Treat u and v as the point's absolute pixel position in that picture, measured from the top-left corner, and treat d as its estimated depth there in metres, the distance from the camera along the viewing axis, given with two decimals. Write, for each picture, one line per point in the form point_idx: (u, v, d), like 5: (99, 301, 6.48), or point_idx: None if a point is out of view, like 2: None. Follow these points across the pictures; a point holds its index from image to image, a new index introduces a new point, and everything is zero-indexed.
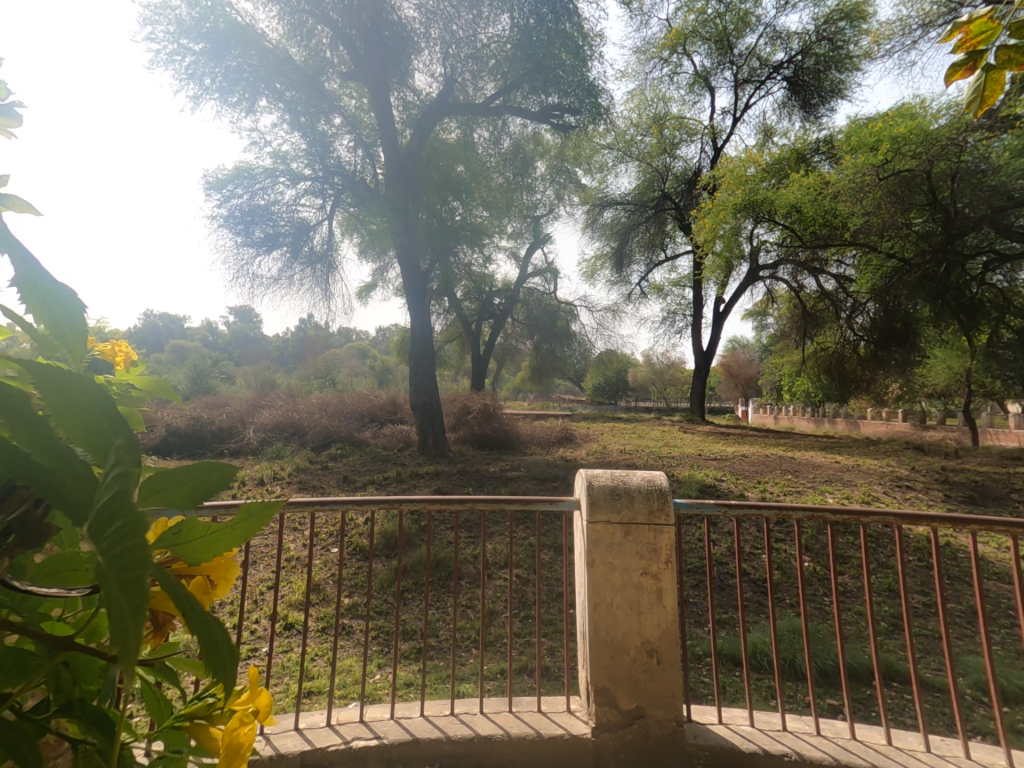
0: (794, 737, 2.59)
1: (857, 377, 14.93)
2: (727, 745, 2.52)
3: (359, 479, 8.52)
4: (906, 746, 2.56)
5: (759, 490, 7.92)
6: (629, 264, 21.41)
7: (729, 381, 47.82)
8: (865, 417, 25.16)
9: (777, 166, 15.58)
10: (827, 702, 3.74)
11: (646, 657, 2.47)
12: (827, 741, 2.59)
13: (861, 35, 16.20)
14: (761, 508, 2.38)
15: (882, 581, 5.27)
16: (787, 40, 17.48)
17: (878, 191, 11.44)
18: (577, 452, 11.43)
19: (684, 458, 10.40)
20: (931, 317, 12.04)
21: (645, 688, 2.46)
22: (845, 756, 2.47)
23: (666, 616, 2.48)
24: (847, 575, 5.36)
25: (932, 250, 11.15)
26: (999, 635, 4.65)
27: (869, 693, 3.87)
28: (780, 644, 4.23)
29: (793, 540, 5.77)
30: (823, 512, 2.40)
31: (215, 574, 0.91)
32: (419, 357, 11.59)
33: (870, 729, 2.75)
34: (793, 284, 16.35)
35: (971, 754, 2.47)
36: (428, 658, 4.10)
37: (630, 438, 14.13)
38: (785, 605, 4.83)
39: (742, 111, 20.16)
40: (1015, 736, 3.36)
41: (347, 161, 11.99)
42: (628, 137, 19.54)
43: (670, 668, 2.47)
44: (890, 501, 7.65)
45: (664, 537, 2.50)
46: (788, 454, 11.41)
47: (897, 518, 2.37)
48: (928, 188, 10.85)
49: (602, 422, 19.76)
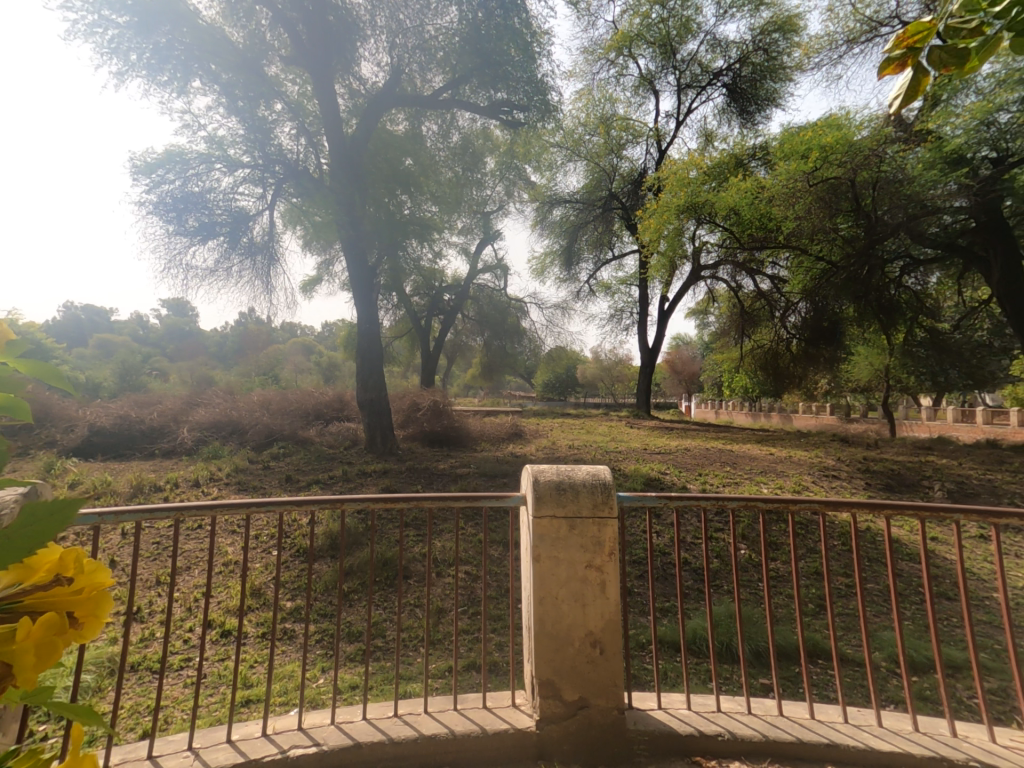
0: (727, 717, 2.70)
1: (790, 373, 15.64)
2: (665, 730, 2.60)
3: (302, 479, 8.27)
4: (827, 719, 2.73)
5: (701, 482, 8.22)
6: (579, 262, 21.69)
7: (673, 378, 49.38)
8: (798, 412, 26.66)
9: (718, 170, 16.16)
10: (759, 681, 3.96)
11: (590, 648, 2.51)
12: (757, 719, 2.71)
13: (793, 48, 16.92)
14: (695, 502, 2.45)
15: (811, 565, 5.61)
16: (726, 48, 18.16)
17: (808, 196, 12.04)
18: (527, 448, 11.53)
19: (631, 453, 10.66)
20: (855, 315, 12.98)
21: (587, 679, 2.51)
22: (773, 732, 2.59)
23: (609, 607, 2.53)
24: (779, 560, 5.67)
25: (857, 253, 11.84)
26: (910, 611, 5.05)
27: (797, 670, 4.12)
28: (717, 630, 4.43)
29: (728, 529, 6.03)
30: (756, 502, 2.48)
31: (82, 612, 0.85)
32: (368, 353, 11.29)
33: (796, 705, 2.91)
34: (734, 284, 17.02)
35: (882, 722, 2.68)
36: (372, 659, 4.03)
37: (579, 433, 14.39)
38: (723, 591, 5.08)
39: (685, 114, 20.80)
40: (922, 702, 3.67)
41: (289, 149, 11.55)
42: (576, 136, 19.68)
43: (613, 658, 2.53)
44: (819, 490, 8.13)
45: (608, 531, 2.55)
46: (728, 447, 11.91)
47: (822, 504, 2.48)
48: (854, 194, 11.54)
49: (553, 418, 19.89)
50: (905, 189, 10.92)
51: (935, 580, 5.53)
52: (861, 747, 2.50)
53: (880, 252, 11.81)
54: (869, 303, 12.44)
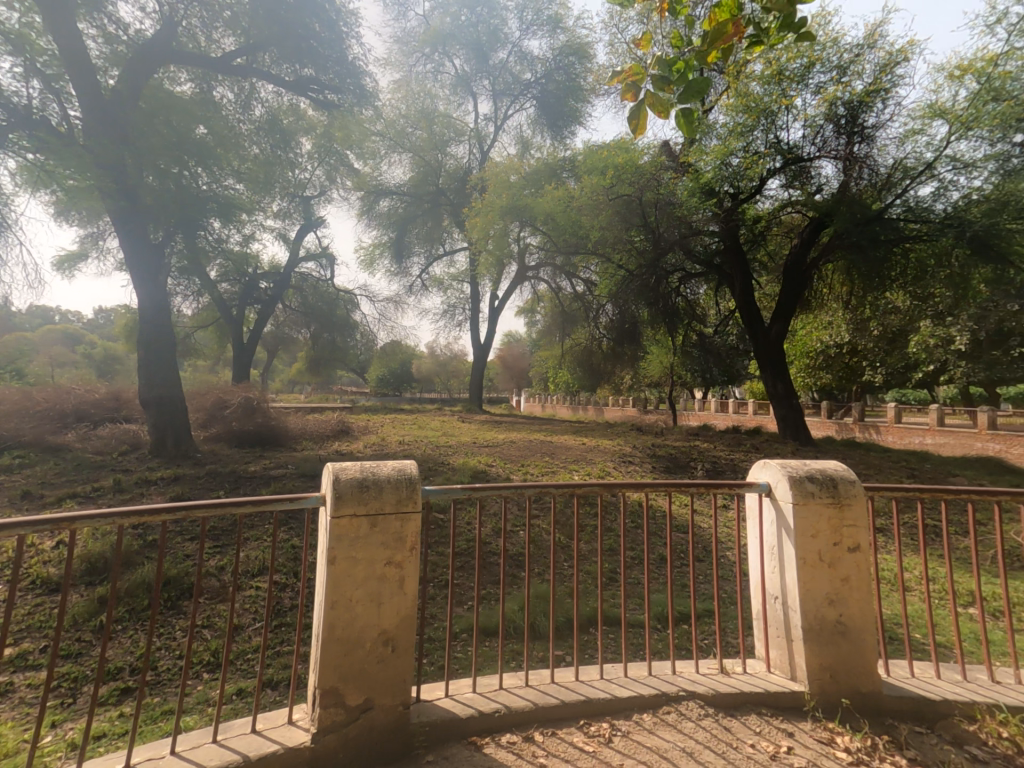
0: (507, 692, 2.86)
1: (603, 369, 17.36)
2: (447, 717, 2.65)
3: (63, 493, 6.93)
4: (589, 678, 3.07)
5: (523, 473, 8.71)
6: (409, 256, 21.37)
7: (505, 374, 51.54)
8: (611, 404, 29.73)
9: (535, 176, 17.09)
10: (554, 654, 4.31)
11: (383, 647, 2.51)
12: (532, 689, 2.93)
13: (587, 72, 18.67)
14: (500, 491, 2.57)
15: (609, 542, 6.30)
16: (533, 62, 19.49)
17: (609, 209, 13.43)
18: (353, 445, 11.13)
19: (459, 447, 10.91)
20: (649, 319, 14.69)
21: (374, 679, 2.50)
22: (543, 699, 2.82)
23: (405, 603, 2.56)
24: (584, 540, 6.24)
25: (647, 264, 13.67)
26: (681, 573, 5.93)
27: (587, 639, 4.59)
28: (524, 612, 4.75)
29: (537, 516, 6.45)
30: (547, 489, 2.67)
31: None
32: (160, 346, 9.86)
33: (566, 670, 3.21)
34: (554, 285, 18.44)
35: (628, 671, 3.13)
36: (142, 695, 3.52)
37: (410, 429, 14.30)
38: (533, 573, 5.44)
39: (503, 120, 21.86)
40: (677, 651, 4.35)
41: (18, 94, 9.37)
42: (398, 127, 19.50)
43: (404, 654, 2.56)
44: (621, 474, 9.16)
45: (410, 525, 2.57)
46: (548, 438, 12.79)
47: (604, 488, 2.78)
48: (642, 212, 13.17)
49: (384, 414, 19.48)
50: (678, 209, 12.83)
51: (694, 546, 6.54)
52: (610, 696, 2.84)
53: (664, 266, 13.79)
54: (660, 309, 14.18)
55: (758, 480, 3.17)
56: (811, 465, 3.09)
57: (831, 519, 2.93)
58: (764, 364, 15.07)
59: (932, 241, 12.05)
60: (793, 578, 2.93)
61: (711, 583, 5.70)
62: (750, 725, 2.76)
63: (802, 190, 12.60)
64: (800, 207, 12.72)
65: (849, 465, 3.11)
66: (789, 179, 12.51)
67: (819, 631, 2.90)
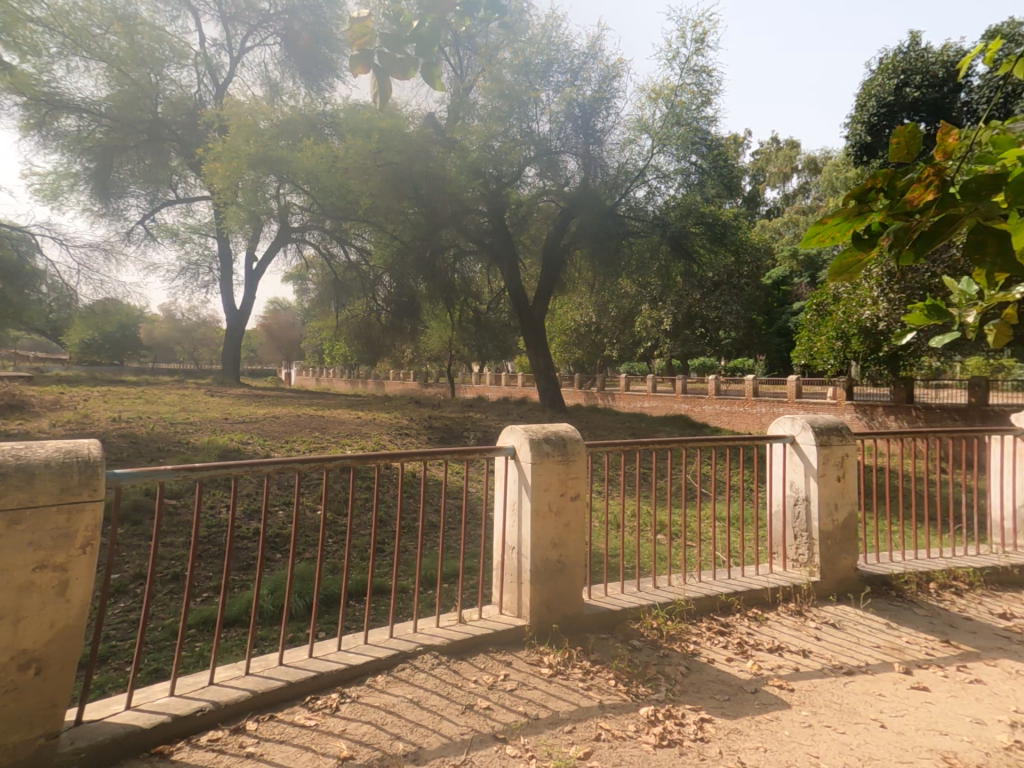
0: (216, 688, 2.61)
1: (381, 342, 17.31)
2: (125, 732, 2.30)
3: None
4: (320, 653, 2.98)
5: (285, 450, 8.20)
6: (123, 195, 17.88)
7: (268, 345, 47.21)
8: (387, 378, 29.57)
9: (289, 126, 13.76)
10: (305, 632, 4.21)
11: (19, 670, 2.07)
12: (249, 678, 2.72)
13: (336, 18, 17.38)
14: (210, 469, 2.29)
15: (371, 516, 6.39)
16: None
17: (376, 175, 12.78)
18: (46, 425, 8.98)
19: (202, 423, 9.71)
20: (427, 293, 15.58)
21: (13, 708, 2.07)
22: (259, 687, 2.64)
23: (70, 614, 2.17)
24: (345, 518, 6.23)
25: (418, 235, 13.93)
26: (440, 536, 6.32)
27: (343, 611, 4.59)
28: (275, 596, 4.55)
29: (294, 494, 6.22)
30: (268, 467, 2.42)
31: None
32: None
33: (295, 651, 3.05)
34: (324, 251, 17.11)
35: (365, 639, 3.13)
36: None
37: (134, 404, 12.09)
38: (286, 556, 5.22)
39: (236, 50, 19.56)
40: (426, 607, 4.65)
41: None
42: (81, 25, 14.27)
43: (63, 672, 2.17)
44: (394, 447, 9.27)
45: (84, 518, 2.19)
46: (316, 412, 12.18)
47: (350, 462, 2.69)
48: (411, 182, 13.11)
49: (93, 386, 16.06)
50: (447, 187, 13.22)
51: (452, 509, 7.02)
52: (339, 669, 2.82)
53: (439, 239, 14.64)
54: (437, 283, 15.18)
55: (505, 443, 3.52)
56: (548, 429, 3.54)
57: (560, 475, 3.41)
58: (532, 338, 16.37)
59: (648, 236, 14.89)
60: (527, 528, 3.34)
61: (465, 541, 6.20)
62: (476, 664, 3.09)
63: (553, 180, 14.17)
64: (551, 194, 14.40)
65: (576, 428, 3.64)
66: (543, 168, 13.92)
67: (541, 572, 3.35)
